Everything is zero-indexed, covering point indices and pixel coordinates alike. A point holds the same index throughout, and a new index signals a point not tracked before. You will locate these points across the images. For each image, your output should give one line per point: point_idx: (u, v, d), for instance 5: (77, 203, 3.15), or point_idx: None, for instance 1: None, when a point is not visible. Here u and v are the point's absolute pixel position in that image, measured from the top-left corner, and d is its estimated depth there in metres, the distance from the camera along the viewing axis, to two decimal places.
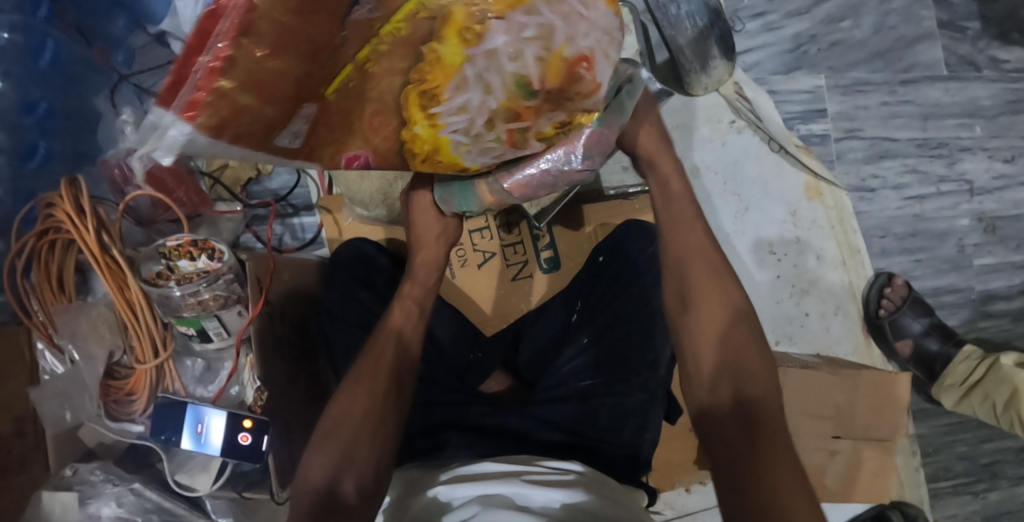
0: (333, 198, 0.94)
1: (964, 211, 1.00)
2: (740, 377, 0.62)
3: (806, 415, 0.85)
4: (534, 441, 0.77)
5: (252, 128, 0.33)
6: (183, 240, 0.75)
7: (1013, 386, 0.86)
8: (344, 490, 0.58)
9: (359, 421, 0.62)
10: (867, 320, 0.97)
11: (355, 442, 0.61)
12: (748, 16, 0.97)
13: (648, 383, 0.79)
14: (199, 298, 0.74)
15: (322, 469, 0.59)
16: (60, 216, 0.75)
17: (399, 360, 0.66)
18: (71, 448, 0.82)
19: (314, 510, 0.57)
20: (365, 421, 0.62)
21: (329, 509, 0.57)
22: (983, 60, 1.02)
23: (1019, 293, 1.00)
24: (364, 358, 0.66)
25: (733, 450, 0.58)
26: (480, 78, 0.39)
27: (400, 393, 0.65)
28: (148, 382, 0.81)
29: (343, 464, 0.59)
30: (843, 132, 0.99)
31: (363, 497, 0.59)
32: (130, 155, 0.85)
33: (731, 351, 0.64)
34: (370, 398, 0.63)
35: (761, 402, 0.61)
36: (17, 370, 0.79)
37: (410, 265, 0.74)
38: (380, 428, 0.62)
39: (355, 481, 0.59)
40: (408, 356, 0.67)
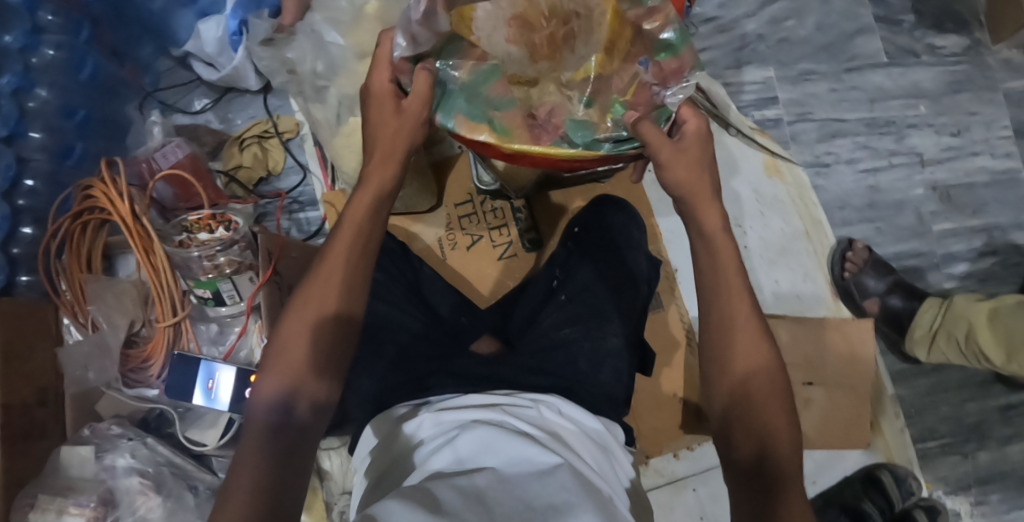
0: (336, 193, 1.06)
1: (918, 182, 1.07)
2: (751, 395, 0.57)
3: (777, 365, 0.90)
4: (523, 384, 0.80)
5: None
6: (204, 215, 0.85)
7: (969, 320, 0.91)
8: (297, 414, 0.54)
9: (293, 377, 0.54)
10: (835, 284, 1.02)
11: (306, 368, 0.55)
12: (701, 21, 1.10)
13: (618, 327, 0.87)
14: (215, 263, 0.84)
15: (272, 393, 0.54)
16: (98, 195, 0.85)
17: (345, 327, 0.57)
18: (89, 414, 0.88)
19: (269, 438, 0.52)
20: (315, 344, 0.55)
21: (285, 434, 0.53)
22: (921, 48, 1.12)
23: (981, 255, 1.05)
24: (312, 274, 0.58)
25: (749, 488, 0.54)
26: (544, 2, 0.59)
27: (348, 322, 0.57)
28: (166, 343, 0.87)
29: (297, 387, 0.54)
30: (795, 116, 1.08)
31: (310, 431, 0.54)
32: (158, 152, 0.99)
33: (757, 365, 0.58)
34: (316, 319, 0.56)
35: (776, 425, 0.56)
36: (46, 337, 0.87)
37: (367, 161, 0.61)
38: (328, 358, 0.56)
39: (311, 403, 0.55)
40: (353, 326, 0.58)
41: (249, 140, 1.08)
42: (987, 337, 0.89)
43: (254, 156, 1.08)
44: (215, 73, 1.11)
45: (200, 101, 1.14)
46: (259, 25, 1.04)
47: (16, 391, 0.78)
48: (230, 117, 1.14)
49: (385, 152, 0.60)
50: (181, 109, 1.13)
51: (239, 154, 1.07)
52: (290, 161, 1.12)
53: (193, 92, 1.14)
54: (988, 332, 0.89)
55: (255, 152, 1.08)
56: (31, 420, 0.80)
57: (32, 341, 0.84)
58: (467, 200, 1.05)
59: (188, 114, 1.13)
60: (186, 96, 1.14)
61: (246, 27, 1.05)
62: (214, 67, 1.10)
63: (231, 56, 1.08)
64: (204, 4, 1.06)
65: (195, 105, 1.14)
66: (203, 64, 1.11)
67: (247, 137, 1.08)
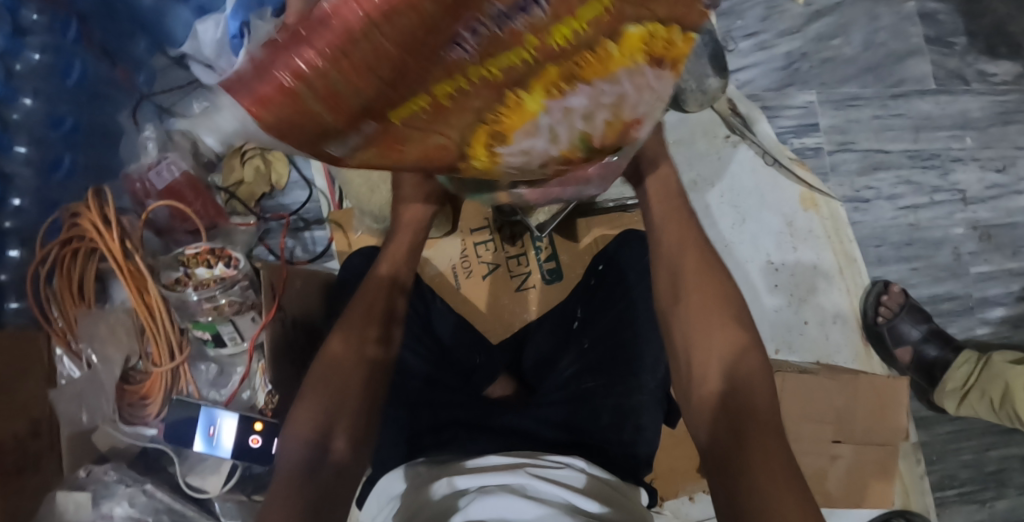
0: (343, 212, 1.00)
1: (958, 220, 1.01)
2: (742, 389, 0.60)
3: (807, 420, 0.86)
4: (537, 438, 0.79)
5: (299, 121, 0.25)
6: (202, 248, 0.79)
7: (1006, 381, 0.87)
8: (331, 449, 0.59)
9: (328, 417, 0.60)
10: (865, 328, 0.98)
11: (342, 405, 0.61)
12: (741, 36, 1.02)
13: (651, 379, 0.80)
14: (215, 303, 0.78)
15: (308, 431, 0.59)
16: (85, 224, 0.79)
17: (373, 369, 0.64)
18: (86, 451, 0.83)
19: (303, 469, 0.57)
20: (349, 385, 0.62)
21: (319, 469, 0.57)
22: (972, 74, 1.04)
23: (1017, 299, 1.01)
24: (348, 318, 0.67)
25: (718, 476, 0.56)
26: (552, 125, 0.32)
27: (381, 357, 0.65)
28: (163, 386, 0.82)
29: (332, 426, 0.59)
30: (836, 145, 1.01)
31: (342, 469, 0.59)
32: (152, 170, 0.92)
33: (733, 373, 0.61)
34: (354, 361, 0.64)
35: (754, 395, 0.60)
36: (36, 373, 0.81)
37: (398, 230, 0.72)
38: (358, 396, 0.62)
39: (346, 440, 0.60)
40: (381, 371, 0.65)
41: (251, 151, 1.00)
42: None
43: (256, 170, 1.01)
44: (211, 74, 0.99)
45: (199, 105, 1.04)
46: (262, 27, 0.95)
47: (8, 426, 0.73)
48: None
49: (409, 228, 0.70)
50: (178, 113, 1.03)
51: (240, 167, 0.99)
52: (295, 175, 1.05)
53: (190, 94, 1.04)
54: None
55: (257, 165, 1.00)
56: (24, 453, 0.76)
57: (20, 377, 0.77)
58: (484, 225, 0.99)
59: (184, 119, 1.03)
60: (184, 99, 1.04)
61: (247, 27, 0.94)
62: (212, 69, 0.99)
63: (232, 59, 0.97)
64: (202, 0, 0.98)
65: (194, 110, 1.05)
66: (199, 66, 1.00)
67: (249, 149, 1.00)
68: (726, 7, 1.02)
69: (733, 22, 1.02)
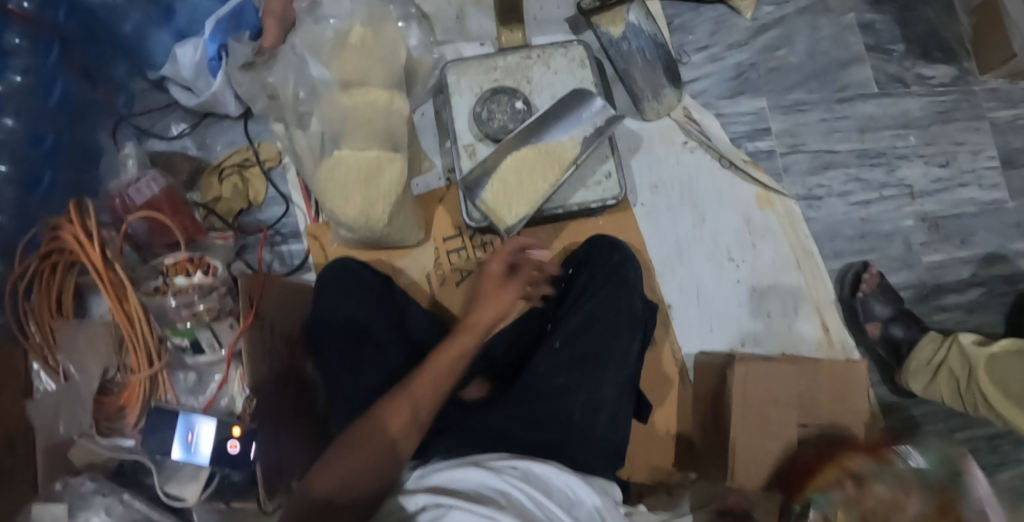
0: (319, 225, 1.04)
1: (907, 213, 1.07)
2: None
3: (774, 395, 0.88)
4: (511, 438, 0.74)
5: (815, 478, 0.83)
6: (181, 258, 0.81)
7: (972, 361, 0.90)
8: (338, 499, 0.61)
9: (349, 474, 0.62)
10: (842, 302, 1.02)
11: (360, 470, 0.62)
12: (693, 49, 1.10)
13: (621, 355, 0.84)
14: (193, 310, 0.80)
15: (327, 483, 0.62)
16: (67, 236, 0.81)
17: (411, 423, 0.66)
18: (62, 465, 0.84)
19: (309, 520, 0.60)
20: (379, 449, 0.64)
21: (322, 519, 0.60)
22: (910, 77, 1.12)
23: (967, 286, 1.06)
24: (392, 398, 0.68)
25: None
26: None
27: (415, 422, 0.67)
28: (142, 394, 0.83)
29: (351, 481, 0.62)
30: (787, 148, 1.07)
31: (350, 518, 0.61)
32: (131, 186, 0.94)
33: None
34: (391, 425, 0.65)
35: None
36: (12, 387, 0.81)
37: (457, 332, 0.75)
38: (390, 461, 0.64)
39: (358, 492, 0.62)
40: (417, 422, 0.67)
41: (229, 169, 1.06)
42: (989, 381, 0.89)
43: (234, 187, 1.05)
44: (192, 98, 1.07)
45: (177, 125, 1.11)
46: (239, 50, 1.03)
47: None
48: (208, 142, 1.11)
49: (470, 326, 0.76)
50: (157, 135, 1.11)
51: (217, 184, 1.04)
52: (271, 192, 1.08)
53: (169, 116, 1.11)
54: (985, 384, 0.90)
55: (235, 182, 1.05)
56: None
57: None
58: (455, 234, 1.03)
59: (164, 140, 1.11)
60: (163, 120, 1.11)
61: (225, 50, 1.03)
62: (192, 92, 1.07)
63: (210, 80, 1.05)
64: (181, 25, 1.06)
65: (173, 130, 1.11)
66: (179, 89, 1.08)
67: (226, 166, 1.06)
68: (678, 23, 1.11)
69: (686, 37, 1.10)
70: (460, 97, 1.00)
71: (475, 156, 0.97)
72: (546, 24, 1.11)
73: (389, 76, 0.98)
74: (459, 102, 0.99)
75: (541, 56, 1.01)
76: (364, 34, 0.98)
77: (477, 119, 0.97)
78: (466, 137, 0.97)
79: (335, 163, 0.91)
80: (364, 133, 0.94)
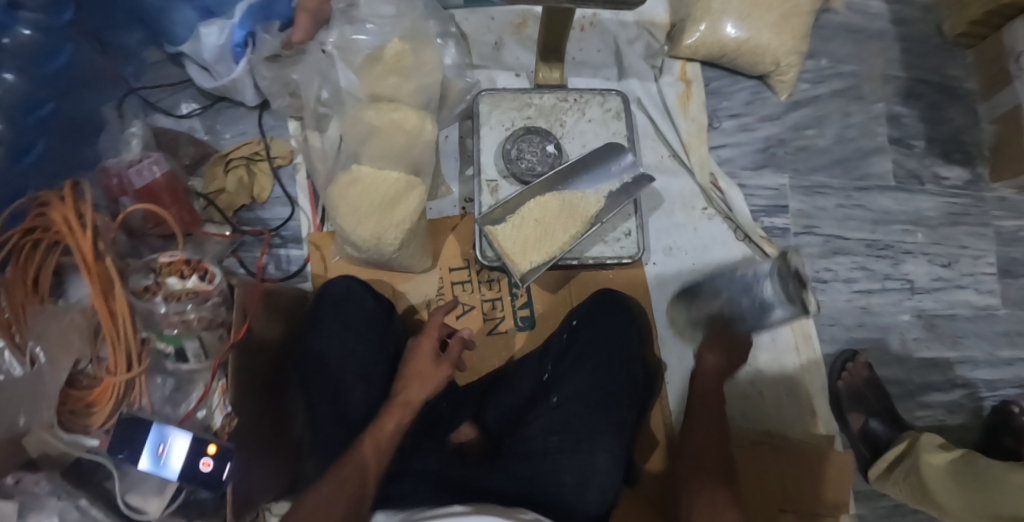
0: (323, 234, 0.99)
1: (906, 307, 1.09)
2: None
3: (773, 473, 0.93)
4: (491, 493, 0.77)
5: None
6: (177, 258, 0.75)
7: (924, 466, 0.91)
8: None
9: None
10: (830, 392, 1.03)
11: None
12: (725, 116, 1.09)
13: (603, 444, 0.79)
14: (184, 316, 0.74)
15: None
16: (56, 216, 0.76)
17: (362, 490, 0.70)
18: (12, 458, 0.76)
19: None
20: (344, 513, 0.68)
21: None
22: (927, 175, 1.12)
23: (953, 386, 1.08)
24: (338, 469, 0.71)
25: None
26: None
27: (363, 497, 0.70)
28: (115, 396, 0.76)
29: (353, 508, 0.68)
30: (802, 228, 1.07)
31: None
32: (132, 168, 0.90)
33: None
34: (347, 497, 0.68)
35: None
36: None
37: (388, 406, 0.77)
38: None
39: None
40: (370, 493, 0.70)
41: (237, 161, 1.00)
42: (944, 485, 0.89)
43: (240, 181, 1.00)
44: (210, 80, 1.01)
45: (187, 104, 1.05)
46: (267, 42, 0.98)
47: None
48: (218, 129, 1.05)
49: (406, 402, 0.77)
50: (164, 110, 1.04)
51: (222, 176, 0.99)
52: (278, 191, 1.03)
53: (181, 93, 1.05)
54: (939, 474, 0.90)
55: (241, 176, 1.00)
56: None
57: None
58: (464, 266, 0.99)
59: (171, 116, 1.04)
60: (172, 97, 1.05)
61: (252, 38, 0.98)
62: (210, 74, 1.00)
63: (231, 67, 0.99)
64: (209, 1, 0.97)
65: (181, 109, 1.05)
66: (197, 68, 1.01)
67: (234, 157, 1.00)
68: (714, 87, 1.10)
69: (720, 102, 1.09)
70: (488, 129, 0.96)
71: (497, 193, 0.94)
72: (583, 67, 1.08)
73: (418, 95, 0.94)
74: (488, 134, 0.96)
75: (578, 100, 0.98)
76: (401, 49, 0.94)
77: (505, 156, 0.94)
78: (491, 172, 0.94)
79: (353, 180, 0.87)
80: (383, 150, 0.91)
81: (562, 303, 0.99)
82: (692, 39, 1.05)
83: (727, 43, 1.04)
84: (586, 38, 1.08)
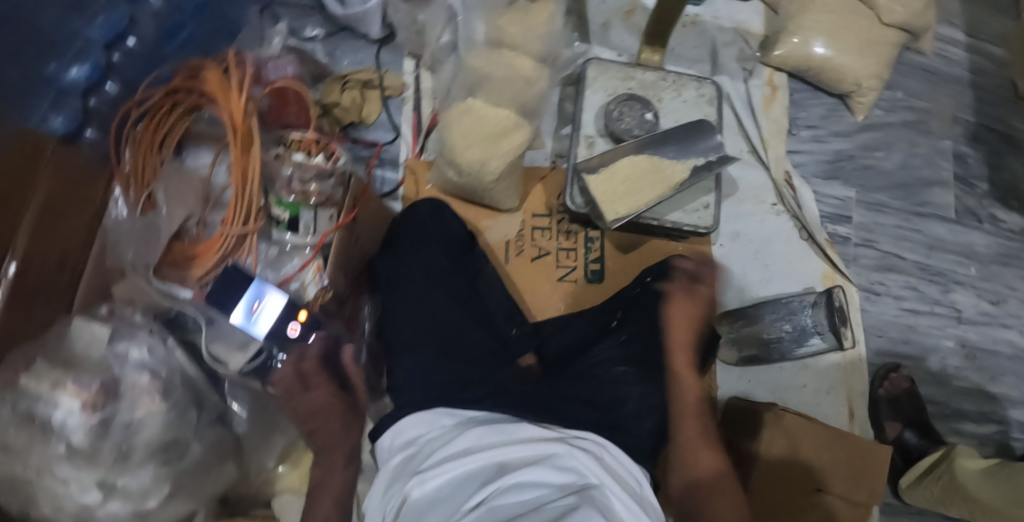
0: (420, 162, 1.04)
1: (950, 334, 1.12)
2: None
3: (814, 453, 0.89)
4: (561, 415, 0.75)
5: None
6: (308, 138, 0.83)
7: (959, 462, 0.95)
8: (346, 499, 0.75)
9: None
10: (870, 399, 1.05)
11: None
12: (803, 125, 1.16)
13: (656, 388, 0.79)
14: (305, 188, 0.80)
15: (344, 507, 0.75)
16: (211, 78, 0.84)
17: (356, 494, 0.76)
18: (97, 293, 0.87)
19: None
20: None
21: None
22: (984, 215, 1.17)
23: (987, 420, 1.10)
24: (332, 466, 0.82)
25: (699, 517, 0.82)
26: None
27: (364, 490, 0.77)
28: (222, 251, 0.80)
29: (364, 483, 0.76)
30: (861, 240, 1.13)
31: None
32: (271, 61, 0.97)
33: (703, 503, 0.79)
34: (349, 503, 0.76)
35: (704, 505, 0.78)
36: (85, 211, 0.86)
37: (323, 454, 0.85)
38: None
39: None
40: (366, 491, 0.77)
41: (353, 83, 1.06)
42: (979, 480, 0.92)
43: (353, 101, 1.06)
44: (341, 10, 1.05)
45: (313, 29, 1.11)
46: None
47: (40, 248, 0.80)
48: (336, 54, 1.11)
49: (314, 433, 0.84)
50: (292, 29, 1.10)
51: (338, 92, 1.04)
52: (383, 118, 1.10)
53: (310, 18, 1.12)
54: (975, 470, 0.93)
55: (355, 96, 1.05)
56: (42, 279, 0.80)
57: (75, 208, 0.85)
58: (546, 214, 1.05)
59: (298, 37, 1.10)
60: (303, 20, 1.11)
61: None
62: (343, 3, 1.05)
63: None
64: None
65: (307, 32, 1.11)
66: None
67: (351, 79, 1.06)
68: (795, 98, 1.17)
69: (799, 111, 1.17)
70: (592, 92, 1.02)
71: (593, 148, 1.00)
72: (679, 59, 1.16)
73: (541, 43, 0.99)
74: (591, 97, 1.02)
75: (675, 81, 1.04)
76: None
77: (606, 115, 1.00)
78: (590, 129, 1.01)
79: (465, 111, 0.92)
80: (500, 89, 0.96)
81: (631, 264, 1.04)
82: (782, 49, 1.12)
83: (812, 58, 1.11)
84: (686, 34, 1.16)
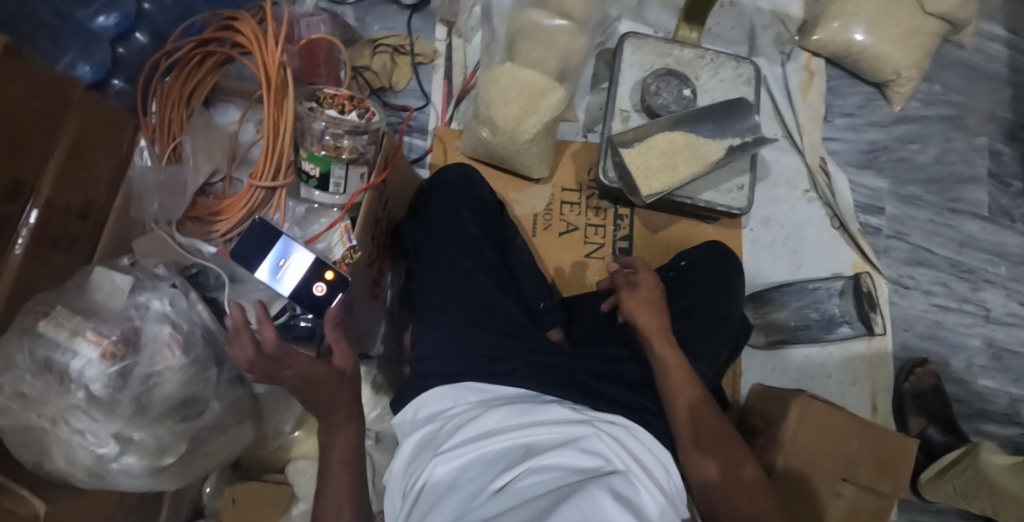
0: (449, 131, 1.04)
1: (977, 333, 1.10)
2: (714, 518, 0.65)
3: (839, 446, 0.87)
4: (597, 393, 0.72)
5: None
6: (342, 94, 0.76)
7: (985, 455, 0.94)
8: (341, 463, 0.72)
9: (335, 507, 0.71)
10: (895, 392, 1.04)
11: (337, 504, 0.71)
12: (839, 113, 1.15)
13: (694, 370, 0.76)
14: (338, 143, 0.75)
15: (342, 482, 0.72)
16: (245, 30, 0.83)
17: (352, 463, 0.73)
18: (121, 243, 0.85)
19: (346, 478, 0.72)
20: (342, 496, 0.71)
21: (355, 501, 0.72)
22: (1018, 214, 1.15)
23: (1011, 423, 1.08)
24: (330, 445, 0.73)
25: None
26: None
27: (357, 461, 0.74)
28: (248, 206, 0.82)
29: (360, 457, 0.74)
30: (892, 232, 1.11)
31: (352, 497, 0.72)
32: (303, 18, 0.95)
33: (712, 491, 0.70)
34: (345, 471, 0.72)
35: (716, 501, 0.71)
36: (106, 160, 0.82)
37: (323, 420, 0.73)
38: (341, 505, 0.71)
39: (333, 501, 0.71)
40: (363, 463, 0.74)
41: (383, 47, 1.06)
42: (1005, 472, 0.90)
43: (383, 66, 1.05)
44: None
45: None
46: None
47: (65, 194, 0.76)
48: (367, 19, 1.09)
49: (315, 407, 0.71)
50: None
51: (369, 57, 1.04)
52: (413, 85, 1.08)
53: None
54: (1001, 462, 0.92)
55: (384, 61, 1.05)
56: (65, 229, 0.77)
57: (98, 153, 0.81)
58: (575, 189, 1.04)
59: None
60: None
61: None
62: None
63: None
64: None
65: None
66: None
67: (382, 44, 1.06)
68: (831, 86, 1.16)
69: (835, 99, 1.16)
70: (628, 67, 1.01)
71: (627, 123, 0.99)
72: (716, 39, 1.15)
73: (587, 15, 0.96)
74: (628, 71, 1.00)
75: (713, 60, 1.01)
76: None
77: (643, 90, 0.98)
78: (626, 103, 0.99)
79: (502, 74, 0.88)
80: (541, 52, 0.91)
81: (660, 245, 1.04)
82: (822, 33, 1.10)
83: (855, 45, 1.08)
84: (723, 15, 1.14)
